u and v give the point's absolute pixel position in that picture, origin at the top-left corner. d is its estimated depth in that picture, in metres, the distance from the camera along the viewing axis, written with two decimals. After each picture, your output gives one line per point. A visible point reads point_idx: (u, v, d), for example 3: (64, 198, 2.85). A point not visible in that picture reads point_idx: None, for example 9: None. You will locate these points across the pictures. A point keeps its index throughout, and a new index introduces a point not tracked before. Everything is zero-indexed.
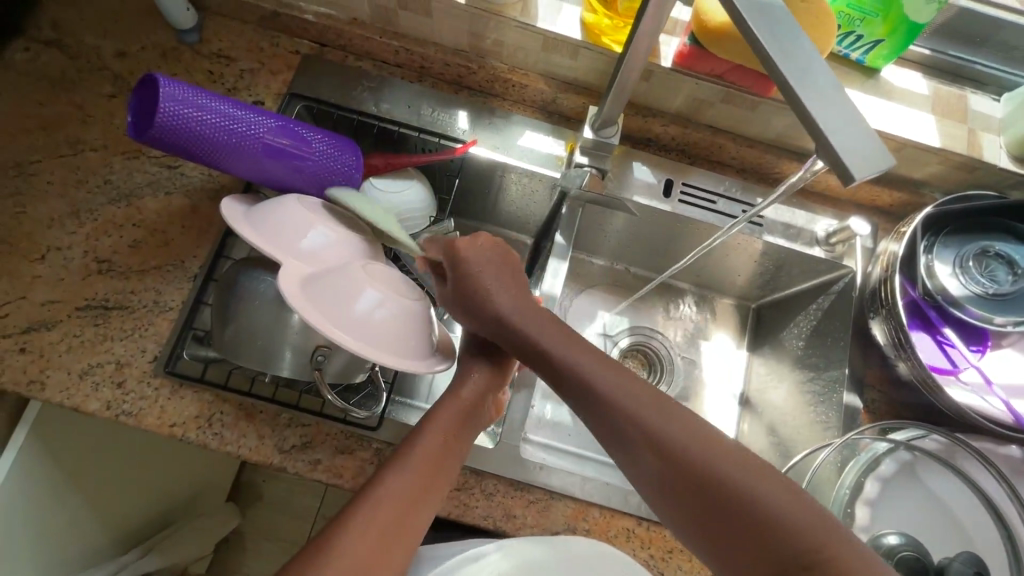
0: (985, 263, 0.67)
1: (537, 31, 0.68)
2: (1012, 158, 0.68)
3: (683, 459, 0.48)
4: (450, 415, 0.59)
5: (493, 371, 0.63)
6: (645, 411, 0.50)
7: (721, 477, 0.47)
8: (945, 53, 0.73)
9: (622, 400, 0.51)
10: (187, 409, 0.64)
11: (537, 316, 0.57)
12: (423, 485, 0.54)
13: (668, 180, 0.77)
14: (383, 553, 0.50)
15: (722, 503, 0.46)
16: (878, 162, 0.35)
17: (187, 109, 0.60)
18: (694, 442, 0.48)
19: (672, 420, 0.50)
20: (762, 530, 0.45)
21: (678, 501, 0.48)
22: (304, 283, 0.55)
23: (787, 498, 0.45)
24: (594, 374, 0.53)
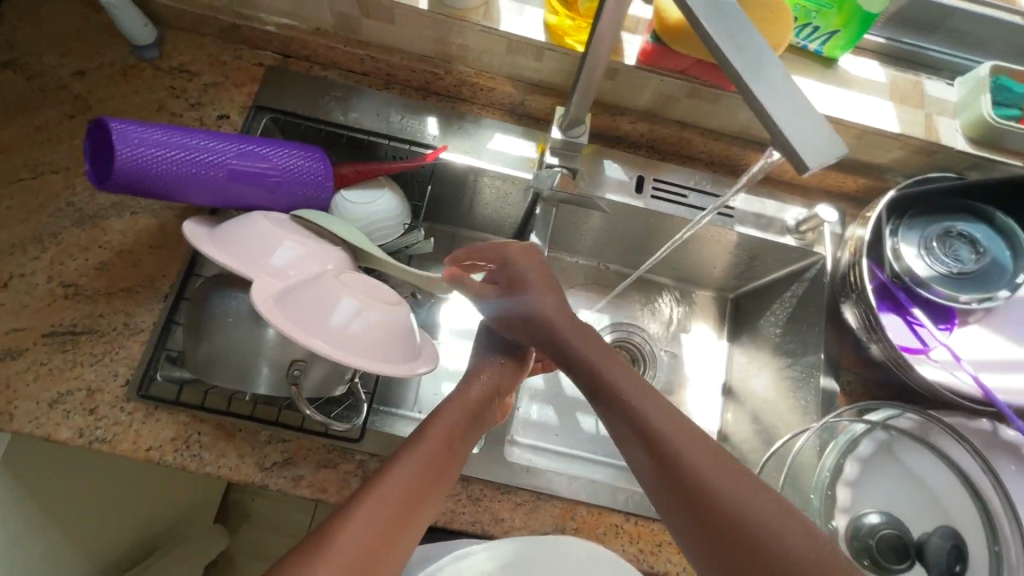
0: (948, 243, 0.69)
1: (500, 34, 0.68)
2: (968, 141, 0.70)
3: (676, 453, 0.50)
4: (456, 415, 0.59)
5: (500, 374, 0.67)
6: (645, 406, 0.54)
7: (709, 476, 0.48)
8: (899, 41, 0.74)
9: (627, 396, 0.55)
10: (164, 432, 0.62)
11: (568, 315, 0.63)
12: (423, 484, 0.53)
13: (639, 176, 0.78)
14: (379, 555, 0.48)
15: (705, 503, 0.47)
16: (831, 152, 0.35)
17: (145, 150, 0.59)
18: (689, 439, 0.51)
19: (671, 418, 0.53)
20: (738, 537, 0.46)
21: (678, 499, 0.49)
22: (277, 297, 0.53)
23: (767, 509, 0.46)
24: (611, 369, 0.58)
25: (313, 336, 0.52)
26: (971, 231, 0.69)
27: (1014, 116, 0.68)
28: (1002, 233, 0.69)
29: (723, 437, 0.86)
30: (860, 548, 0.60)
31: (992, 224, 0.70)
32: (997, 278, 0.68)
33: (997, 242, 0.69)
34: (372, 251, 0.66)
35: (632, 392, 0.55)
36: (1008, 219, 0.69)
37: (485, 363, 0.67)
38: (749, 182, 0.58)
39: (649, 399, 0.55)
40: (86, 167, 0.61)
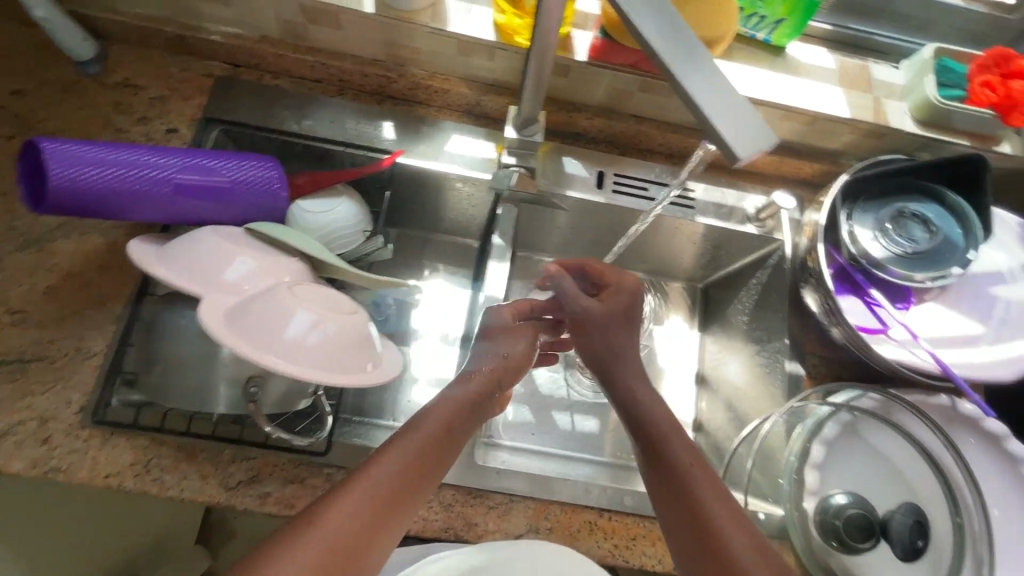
0: (903, 224, 0.70)
1: (449, 35, 0.68)
2: (917, 122, 0.71)
3: (679, 473, 0.54)
4: (455, 404, 0.58)
5: (501, 367, 0.65)
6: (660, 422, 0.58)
7: (703, 498, 0.53)
8: (846, 27, 0.76)
9: (644, 407, 0.60)
10: (122, 458, 0.61)
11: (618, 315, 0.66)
12: (417, 470, 0.52)
13: (600, 172, 0.78)
14: (368, 538, 0.47)
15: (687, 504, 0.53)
16: (761, 142, 0.36)
17: (82, 169, 0.57)
18: (692, 463, 0.55)
19: (671, 419, 0.59)
20: (710, 561, 0.50)
21: (666, 496, 0.54)
22: (227, 315, 0.52)
23: (743, 544, 0.50)
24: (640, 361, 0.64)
25: (267, 353, 0.51)
26: (925, 211, 0.70)
27: (958, 96, 0.69)
28: (953, 212, 0.70)
29: (698, 426, 0.87)
30: (828, 529, 0.62)
31: (944, 203, 0.70)
32: (951, 256, 0.69)
33: (949, 221, 0.70)
34: (330, 260, 0.65)
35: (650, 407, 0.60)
36: (960, 198, 0.70)
37: (486, 360, 0.65)
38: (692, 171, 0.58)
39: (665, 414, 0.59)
40: (21, 189, 0.59)
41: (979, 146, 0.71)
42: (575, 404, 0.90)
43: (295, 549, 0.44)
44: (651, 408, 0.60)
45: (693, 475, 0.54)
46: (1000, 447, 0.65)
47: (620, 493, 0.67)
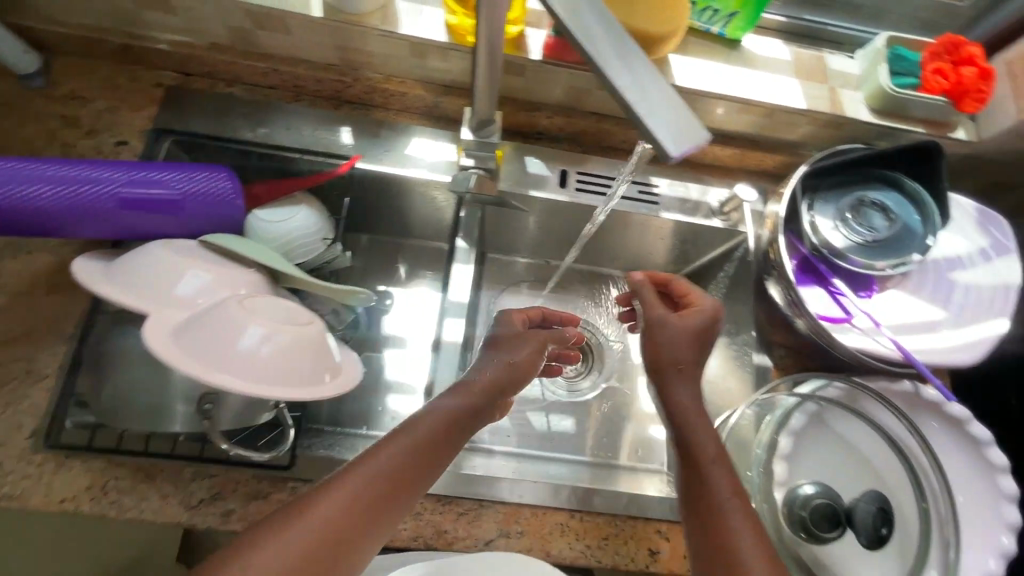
0: (863, 213, 0.70)
1: (401, 37, 0.67)
2: (872, 111, 0.72)
3: (708, 489, 0.51)
4: (457, 404, 0.55)
5: (508, 375, 0.62)
6: (697, 430, 0.54)
7: (726, 514, 0.49)
8: (800, 18, 0.76)
9: (683, 412, 0.56)
10: (78, 481, 0.59)
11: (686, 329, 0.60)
12: (410, 471, 0.50)
13: (563, 171, 0.77)
14: (361, 530, 0.46)
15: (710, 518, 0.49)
16: (694, 140, 0.36)
17: (19, 186, 0.56)
18: (722, 479, 0.51)
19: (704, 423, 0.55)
20: None
21: (693, 506, 0.51)
22: (175, 333, 0.50)
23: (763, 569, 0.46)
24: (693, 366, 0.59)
25: (216, 370, 0.49)
26: (883, 199, 0.70)
27: (912, 84, 0.69)
28: (911, 199, 0.71)
29: None
30: (797, 520, 0.62)
31: (902, 190, 0.71)
32: (910, 243, 0.69)
33: (907, 208, 0.70)
34: (289, 270, 0.63)
35: (690, 414, 0.55)
36: (917, 185, 0.71)
37: (492, 366, 0.62)
38: (631, 172, 0.58)
39: (703, 423, 0.55)
40: None
41: (934, 133, 0.71)
42: (553, 407, 0.88)
43: (276, 544, 0.43)
44: (694, 419, 0.55)
45: (721, 493, 0.50)
46: (964, 431, 0.66)
47: (591, 494, 0.66)
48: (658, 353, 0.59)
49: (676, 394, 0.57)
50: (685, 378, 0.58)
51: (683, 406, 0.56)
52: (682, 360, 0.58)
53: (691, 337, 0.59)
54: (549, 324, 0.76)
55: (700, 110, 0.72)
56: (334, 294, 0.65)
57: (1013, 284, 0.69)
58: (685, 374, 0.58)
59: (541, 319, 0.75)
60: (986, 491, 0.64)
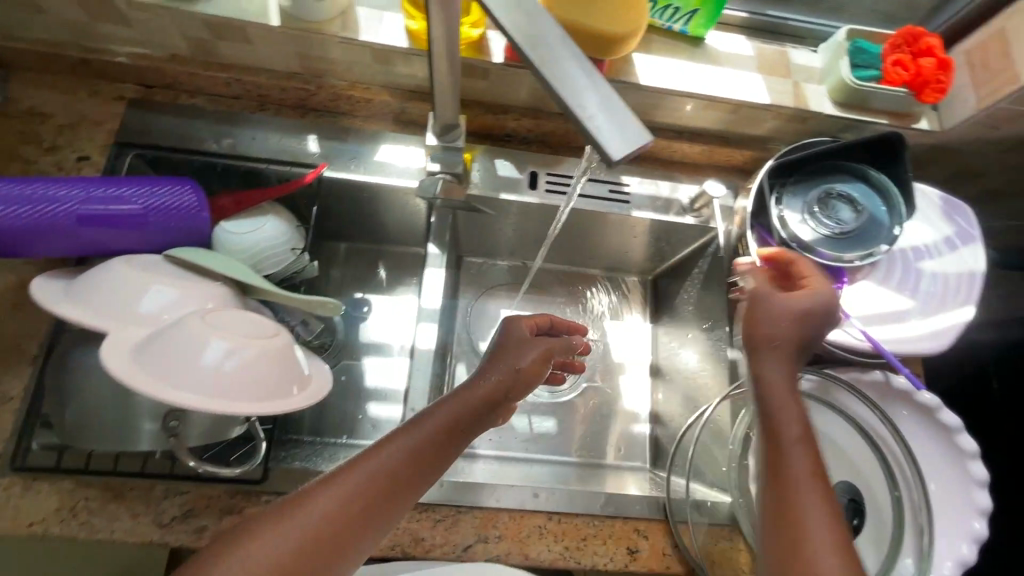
0: (830, 205, 0.70)
1: (363, 44, 0.67)
2: (835, 104, 0.72)
3: (789, 480, 0.48)
4: (463, 406, 0.53)
5: (512, 381, 0.57)
6: (785, 411, 0.51)
7: (804, 507, 0.47)
8: (761, 14, 0.78)
9: (772, 392, 0.52)
10: (47, 503, 0.59)
11: (788, 311, 0.54)
12: (407, 473, 0.48)
13: (533, 172, 0.77)
14: (351, 531, 0.45)
15: (785, 508, 0.47)
16: (635, 142, 0.35)
17: None
18: (806, 470, 0.48)
19: (792, 414, 0.51)
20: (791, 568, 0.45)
21: (772, 493, 0.48)
22: (135, 353, 0.50)
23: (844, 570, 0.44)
24: (792, 350, 0.53)
25: (178, 388, 0.49)
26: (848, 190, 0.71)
27: (872, 77, 0.70)
28: (877, 189, 0.71)
29: (654, 418, 0.87)
30: None
31: (868, 181, 0.71)
32: (876, 234, 0.70)
33: (873, 199, 0.71)
34: (259, 282, 0.62)
35: (780, 395, 0.51)
36: (883, 176, 0.71)
37: (496, 370, 0.58)
38: (585, 173, 0.60)
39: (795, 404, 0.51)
40: None
41: (898, 124, 0.72)
42: (535, 410, 0.87)
43: (261, 543, 0.42)
44: (784, 405, 0.51)
45: (804, 484, 0.47)
46: (933, 418, 0.66)
47: (569, 495, 0.66)
48: (760, 323, 0.54)
49: (768, 375, 0.52)
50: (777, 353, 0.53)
51: (772, 383, 0.52)
52: (783, 335, 0.53)
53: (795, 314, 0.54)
54: (557, 332, 0.70)
55: (667, 107, 0.73)
56: (312, 305, 0.64)
57: (977, 271, 0.70)
58: (786, 348, 0.53)
59: (550, 327, 0.69)
60: (958, 477, 0.65)
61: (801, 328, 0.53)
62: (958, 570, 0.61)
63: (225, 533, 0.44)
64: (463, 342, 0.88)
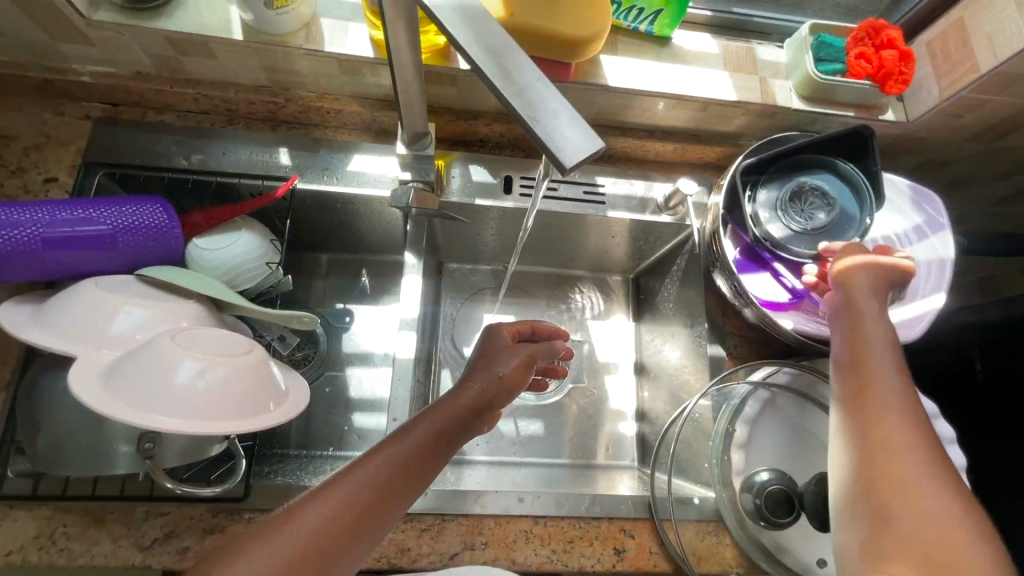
0: (800, 201, 0.71)
1: (328, 55, 0.67)
2: (802, 98, 0.73)
3: (880, 411, 0.50)
4: (447, 414, 0.54)
5: (495, 390, 0.58)
6: (875, 345, 0.54)
7: (893, 428, 0.49)
8: (725, 12, 0.78)
9: (862, 337, 0.55)
10: (25, 531, 0.58)
11: (879, 267, 0.60)
12: (399, 480, 0.48)
13: (507, 177, 0.77)
14: (341, 545, 0.44)
15: (876, 434, 0.49)
16: (588, 148, 0.35)
17: None
18: (899, 404, 0.50)
19: (880, 352, 0.54)
20: (885, 490, 0.46)
21: (860, 422, 0.50)
22: (105, 378, 0.49)
23: (940, 500, 0.45)
24: (876, 301, 0.58)
25: (149, 411, 0.48)
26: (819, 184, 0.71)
27: (838, 70, 0.70)
28: (848, 180, 0.72)
29: (640, 416, 0.87)
30: (753, 505, 0.62)
31: (838, 174, 0.72)
32: (846, 226, 0.71)
33: (843, 191, 0.72)
34: (235, 299, 0.62)
35: (871, 328, 0.55)
36: (853, 167, 0.72)
37: (479, 378, 0.59)
38: (546, 175, 0.57)
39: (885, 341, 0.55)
40: None
41: (864, 116, 0.73)
42: (521, 413, 0.87)
43: (249, 561, 0.41)
44: (873, 343, 0.54)
45: (895, 408, 0.50)
46: None
47: (554, 498, 0.67)
48: (853, 270, 0.60)
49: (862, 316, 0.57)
50: (868, 296, 0.58)
51: (864, 319, 0.56)
52: (869, 282, 0.59)
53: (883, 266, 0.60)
54: (538, 339, 0.70)
55: (637, 107, 0.74)
56: (288, 321, 0.63)
57: (947, 258, 0.71)
58: (874, 291, 0.59)
59: (530, 331, 0.70)
60: None
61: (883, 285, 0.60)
62: None
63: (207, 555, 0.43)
64: (446, 347, 0.88)
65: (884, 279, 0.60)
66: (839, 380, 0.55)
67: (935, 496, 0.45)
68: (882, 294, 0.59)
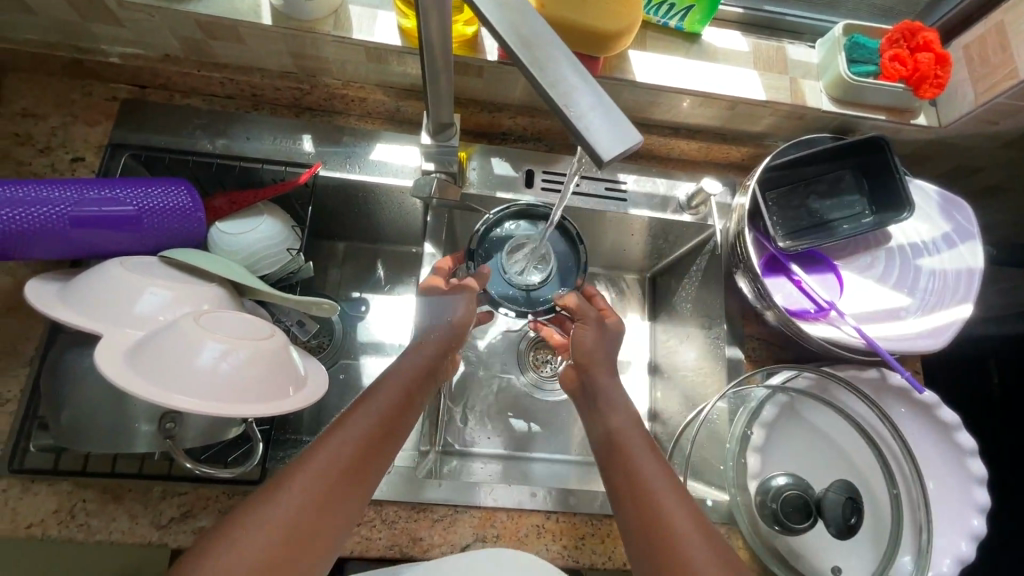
0: (510, 260, 0.69)
1: (355, 42, 0.67)
2: (833, 100, 0.72)
3: (641, 473, 0.52)
4: (414, 369, 0.58)
5: (450, 336, 0.64)
6: (620, 417, 0.58)
7: (658, 492, 0.50)
8: (757, 10, 0.77)
9: (609, 404, 0.59)
10: (45, 505, 0.59)
11: (598, 336, 0.64)
12: (386, 429, 0.52)
13: (528, 170, 0.77)
14: (338, 497, 0.46)
15: (641, 497, 0.50)
16: (625, 143, 0.34)
17: None
18: (656, 465, 0.53)
19: (624, 413, 0.58)
20: (660, 551, 0.47)
21: (624, 487, 0.52)
22: (128, 360, 0.49)
23: (707, 551, 0.47)
24: (606, 372, 0.62)
25: (172, 391, 0.48)
26: (877, 208, 0.71)
27: (870, 72, 0.69)
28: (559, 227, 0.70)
29: (653, 416, 0.86)
30: (770, 512, 0.61)
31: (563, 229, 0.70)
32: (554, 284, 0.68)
33: (558, 243, 0.70)
34: (255, 284, 0.61)
35: (611, 397, 0.60)
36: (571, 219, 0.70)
37: (431, 333, 0.64)
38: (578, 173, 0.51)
39: (629, 414, 0.58)
40: None
41: (896, 119, 0.72)
42: (533, 409, 0.86)
43: (261, 517, 0.43)
44: (615, 409, 0.59)
45: (661, 487, 0.51)
46: (931, 415, 0.66)
47: (566, 494, 0.66)
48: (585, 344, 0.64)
49: (603, 381, 0.62)
50: (608, 377, 0.62)
51: (608, 393, 0.60)
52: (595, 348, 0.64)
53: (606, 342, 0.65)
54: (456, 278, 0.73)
55: (663, 104, 0.73)
56: (308, 307, 0.62)
57: (976, 269, 0.70)
58: (607, 368, 0.63)
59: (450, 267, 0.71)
60: (956, 477, 0.65)
61: (609, 357, 0.64)
62: (957, 567, 0.61)
63: (222, 519, 0.44)
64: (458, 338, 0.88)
65: (608, 349, 0.64)
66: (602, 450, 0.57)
67: (703, 550, 0.46)
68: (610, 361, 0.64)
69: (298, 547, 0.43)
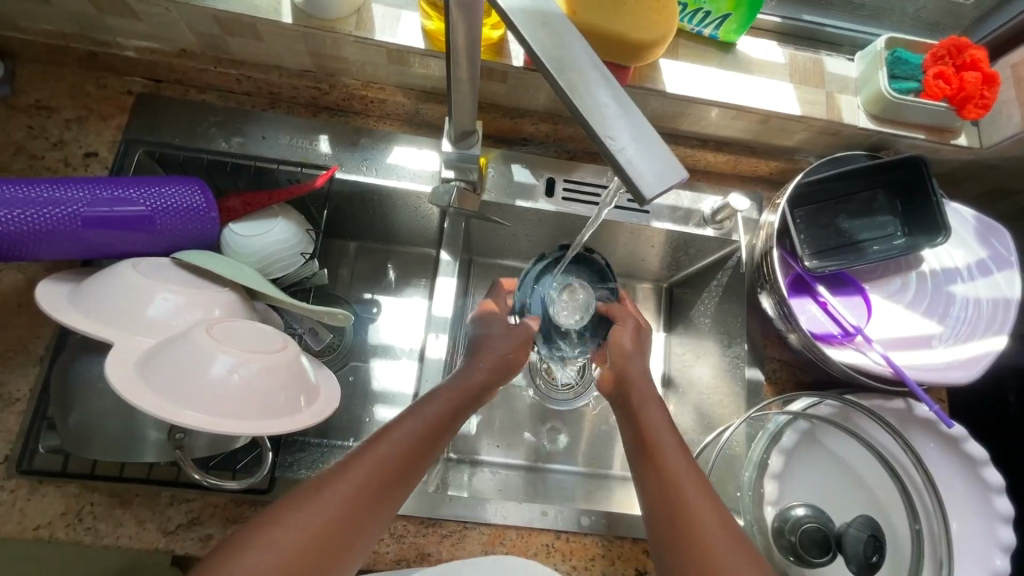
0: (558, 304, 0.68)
1: (377, 43, 0.65)
2: (870, 117, 0.69)
3: (674, 476, 0.50)
4: (460, 391, 0.57)
5: (506, 356, 0.64)
6: (652, 417, 0.56)
7: (692, 499, 0.49)
8: (793, 19, 0.75)
9: (646, 406, 0.58)
10: (53, 507, 0.58)
11: (632, 335, 0.65)
12: (426, 447, 0.51)
13: (549, 178, 0.75)
14: (365, 512, 0.45)
15: (673, 502, 0.49)
16: (669, 179, 0.33)
17: None
18: (690, 470, 0.51)
19: (657, 415, 0.57)
20: (689, 558, 0.46)
21: (658, 490, 0.50)
22: (140, 367, 0.48)
23: (738, 562, 0.45)
24: (629, 368, 0.62)
25: (183, 403, 0.47)
26: (910, 229, 0.69)
27: (911, 89, 0.66)
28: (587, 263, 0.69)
29: None
30: (786, 544, 0.60)
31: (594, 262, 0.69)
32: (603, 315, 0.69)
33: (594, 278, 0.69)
34: (266, 291, 0.60)
35: (644, 397, 0.59)
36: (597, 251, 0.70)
37: (491, 349, 0.64)
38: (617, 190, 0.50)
39: (661, 415, 0.57)
40: None
41: (935, 139, 0.69)
42: (543, 420, 0.85)
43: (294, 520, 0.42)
44: (643, 408, 0.58)
45: (694, 494, 0.49)
46: (959, 450, 0.64)
47: (576, 514, 0.65)
48: (623, 342, 0.64)
49: (637, 379, 0.61)
50: (643, 378, 0.61)
51: (640, 395, 0.59)
52: (625, 346, 0.64)
53: (637, 341, 0.65)
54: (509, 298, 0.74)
55: (692, 116, 0.70)
56: (319, 316, 0.61)
57: (1012, 298, 0.67)
58: (636, 363, 0.63)
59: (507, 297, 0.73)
60: (980, 513, 0.64)
61: (629, 353, 0.64)
62: None
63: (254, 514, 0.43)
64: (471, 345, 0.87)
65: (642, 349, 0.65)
66: (636, 456, 0.54)
67: (736, 559, 0.46)
68: (641, 360, 0.64)
69: (319, 556, 0.42)
